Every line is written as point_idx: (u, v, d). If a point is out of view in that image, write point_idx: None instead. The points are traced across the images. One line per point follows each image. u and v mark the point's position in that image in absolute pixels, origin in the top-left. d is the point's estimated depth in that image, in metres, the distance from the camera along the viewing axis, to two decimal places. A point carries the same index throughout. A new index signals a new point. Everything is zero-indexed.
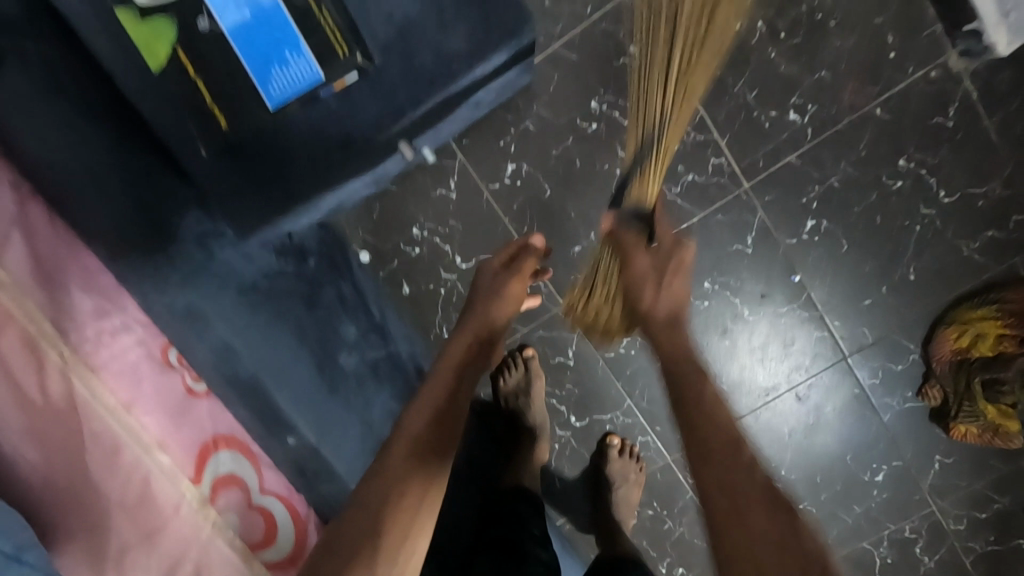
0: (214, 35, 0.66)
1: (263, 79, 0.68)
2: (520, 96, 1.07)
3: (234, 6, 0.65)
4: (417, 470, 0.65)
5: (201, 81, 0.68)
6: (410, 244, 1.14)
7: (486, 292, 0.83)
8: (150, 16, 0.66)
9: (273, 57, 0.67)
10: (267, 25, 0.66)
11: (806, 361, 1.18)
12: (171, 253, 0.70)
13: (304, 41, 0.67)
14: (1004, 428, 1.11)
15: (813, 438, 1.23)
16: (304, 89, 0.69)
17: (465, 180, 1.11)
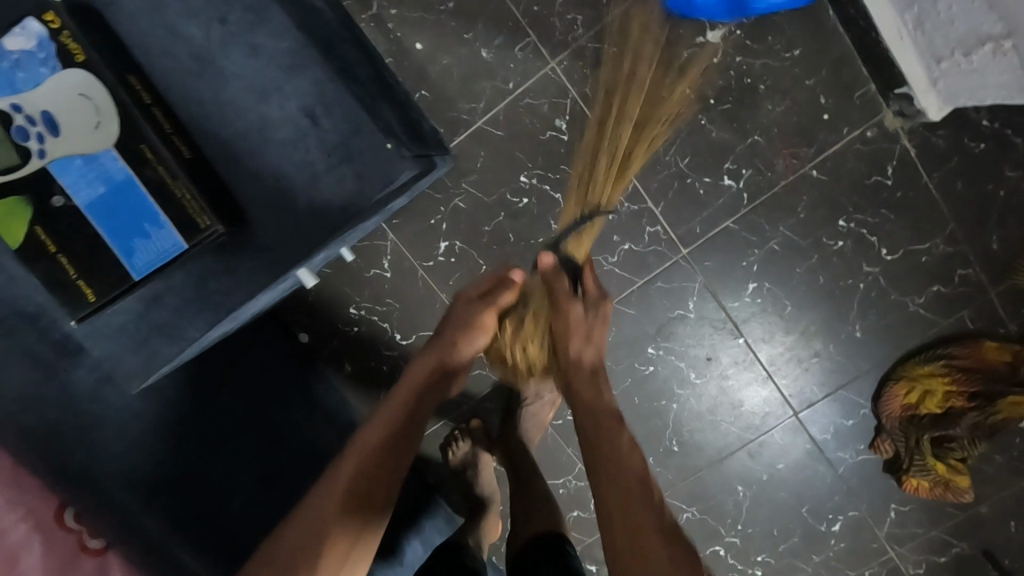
0: (65, 209, 0.70)
1: (126, 252, 0.71)
2: (448, 174, 1.05)
3: (86, 182, 0.71)
4: (352, 516, 0.68)
5: (65, 258, 0.71)
6: (348, 324, 1.12)
7: (460, 318, 0.86)
8: (1, 199, 0.70)
9: (131, 232, 0.71)
10: (122, 197, 0.71)
11: (755, 420, 1.17)
12: (61, 421, 0.70)
13: (165, 215, 0.71)
14: (954, 482, 1.11)
15: (768, 493, 1.22)
16: (169, 258, 0.72)
17: (398, 259, 1.09)
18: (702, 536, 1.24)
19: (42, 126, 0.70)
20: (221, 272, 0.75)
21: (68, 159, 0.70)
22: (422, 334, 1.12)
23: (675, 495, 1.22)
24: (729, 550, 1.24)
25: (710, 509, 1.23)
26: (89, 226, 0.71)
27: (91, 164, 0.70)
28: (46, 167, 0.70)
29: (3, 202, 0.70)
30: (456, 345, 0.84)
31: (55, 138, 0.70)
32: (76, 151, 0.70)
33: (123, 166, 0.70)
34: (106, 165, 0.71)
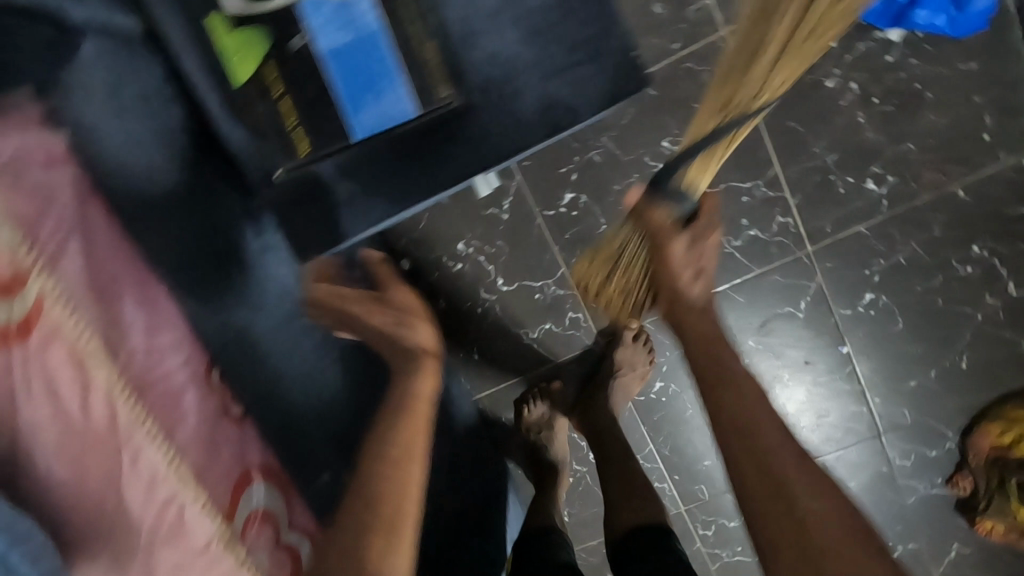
0: (307, 52, 0.65)
1: (353, 107, 0.66)
2: (590, 126, 1.03)
3: (334, 27, 0.64)
4: (406, 481, 0.61)
5: (286, 104, 0.66)
6: (453, 259, 1.10)
7: (367, 323, 0.71)
8: (243, 24, 0.64)
9: (367, 87, 0.66)
10: (367, 50, 0.65)
11: (837, 434, 1.15)
12: (216, 277, 0.65)
13: (404, 77, 0.66)
14: None
15: None
16: (394, 124, 0.67)
17: (519, 202, 1.08)
18: None
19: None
20: (391, 158, 0.67)
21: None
22: (524, 282, 1.11)
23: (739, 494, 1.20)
24: None
25: None
26: (322, 74, 0.65)
27: (345, 8, 0.64)
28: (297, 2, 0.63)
29: (245, 31, 0.64)
30: (387, 342, 0.72)
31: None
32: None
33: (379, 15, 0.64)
34: (361, 12, 0.64)
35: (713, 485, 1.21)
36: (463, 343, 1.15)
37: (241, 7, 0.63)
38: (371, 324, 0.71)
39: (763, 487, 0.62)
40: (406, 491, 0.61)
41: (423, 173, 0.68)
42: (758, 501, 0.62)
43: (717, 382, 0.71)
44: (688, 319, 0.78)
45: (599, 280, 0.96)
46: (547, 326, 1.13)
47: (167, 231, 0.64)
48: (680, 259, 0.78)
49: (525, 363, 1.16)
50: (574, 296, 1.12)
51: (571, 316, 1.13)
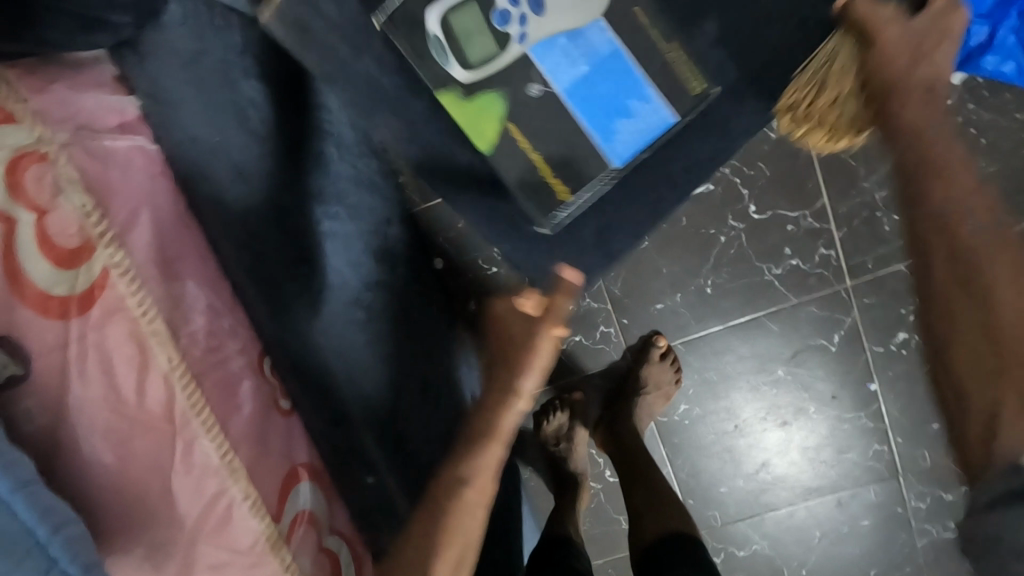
0: (548, 94, 0.71)
1: (608, 135, 0.72)
2: None
3: (568, 63, 0.71)
4: (464, 506, 0.62)
5: (538, 156, 0.73)
6: (489, 262, 1.08)
7: (510, 334, 0.64)
8: (476, 92, 0.71)
9: (617, 109, 0.72)
10: (608, 70, 0.71)
11: (856, 472, 1.15)
12: (279, 260, 0.63)
13: (652, 89, 0.72)
14: None
15: (841, 546, 1.19)
16: (657, 134, 0.73)
17: None
18: (762, 573, 1.21)
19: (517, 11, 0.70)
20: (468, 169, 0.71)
21: (553, 39, 0.70)
22: None
23: (752, 524, 1.20)
24: None
25: (781, 546, 1.20)
26: (568, 109, 0.72)
27: (578, 40, 0.70)
28: (528, 53, 0.71)
29: (484, 98, 0.71)
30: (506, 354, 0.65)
31: (537, 19, 0.70)
32: (562, 29, 0.70)
33: (609, 37, 0.71)
34: (593, 39, 0.70)
35: (728, 514, 1.19)
36: None
37: (470, 76, 0.71)
38: (504, 331, 0.65)
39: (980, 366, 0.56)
40: (469, 522, 0.63)
41: None
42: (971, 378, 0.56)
43: (927, 190, 0.60)
44: (915, 148, 0.62)
45: (807, 98, 0.75)
46: (576, 339, 1.12)
47: (232, 205, 0.63)
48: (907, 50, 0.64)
49: (552, 374, 1.14)
50: (608, 310, 1.11)
51: (602, 330, 1.12)
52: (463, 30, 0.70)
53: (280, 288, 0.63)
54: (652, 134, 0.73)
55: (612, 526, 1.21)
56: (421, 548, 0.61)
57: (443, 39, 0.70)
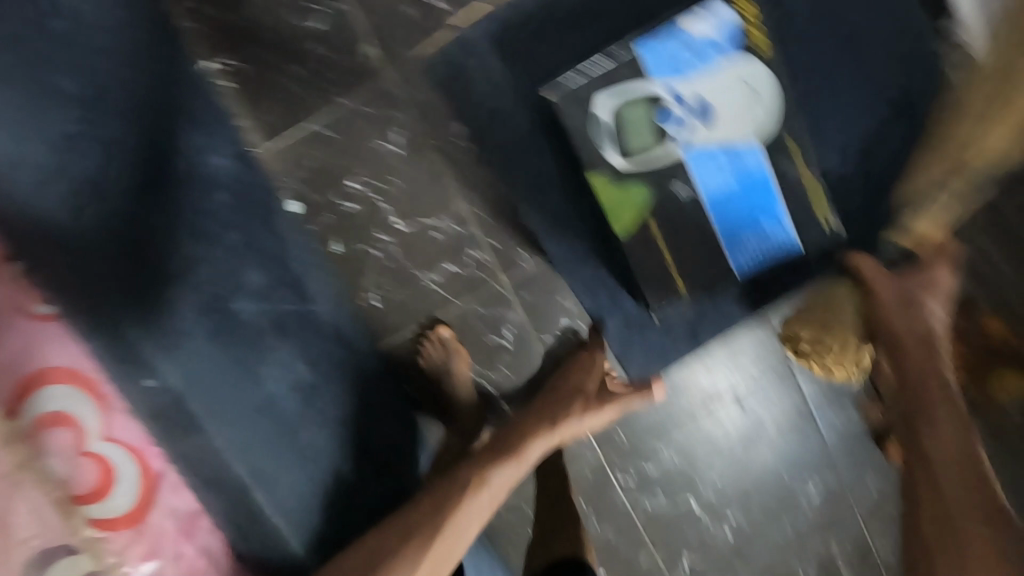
0: (622, 153, 0.87)
1: (737, 244, 0.89)
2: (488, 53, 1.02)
3: (717, 171, 0.87)
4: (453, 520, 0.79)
5: (654, 227, 0.87)
6: (345, 198, 1.05)
7: (555, 408, 0.97)
8: (633, 177, 0.86)
9: (750, 225, 0.89)
10: (759, 191, 0.88)
11: (749, 365, 1.15)
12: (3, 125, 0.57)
13: (783, 213, 0.90)
14: None
15: (750, 448, 1.17)
16: (783, 251, 0.92)
17: (414, 135, 1.04)
18: (678, 487, 1.18)
19: (691, 118, 0.87)
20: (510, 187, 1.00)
21: (712, 153, 0.87)
22: (421, 221, 1.06)
23: (657, 438, 1.17)
24: (702, 504, 1.19)
25: (690, 458, 1.17)
26: (706, 212, 0.87)
27: (732, 157, 0.87)
28: (682, 154, 0.86)
29: (631, 180, 0.87)
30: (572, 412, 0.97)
31: (705, 129, 0.87)
32: (721, 146, 0.87)
33: (763, 164, 0.87)
34: (749, 162, 0.87)
35: (633, 430, 1.17)
36: (361, 290, 1.08)
37: (626, 165, 0.86)
38: (565, 393, 0.99)
39: (943, 459, 0.78)
40: (469, 500, 0.83)
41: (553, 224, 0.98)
42: (938, 466, 0.77)
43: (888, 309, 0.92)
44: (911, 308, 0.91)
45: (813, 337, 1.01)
46: (448, 267, 1.08)
47: None
48: (889, 288, 0.93)
49: (428, 308, 1.10)
50: (475, 234, 1.07)
51: (472, 256, 1.08)
52: (632, 122, 0.86)
53: (18, 163, 0.57)
54: (772, 250, 0.91)
55: None
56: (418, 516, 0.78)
57: (611, 127, 0.86)
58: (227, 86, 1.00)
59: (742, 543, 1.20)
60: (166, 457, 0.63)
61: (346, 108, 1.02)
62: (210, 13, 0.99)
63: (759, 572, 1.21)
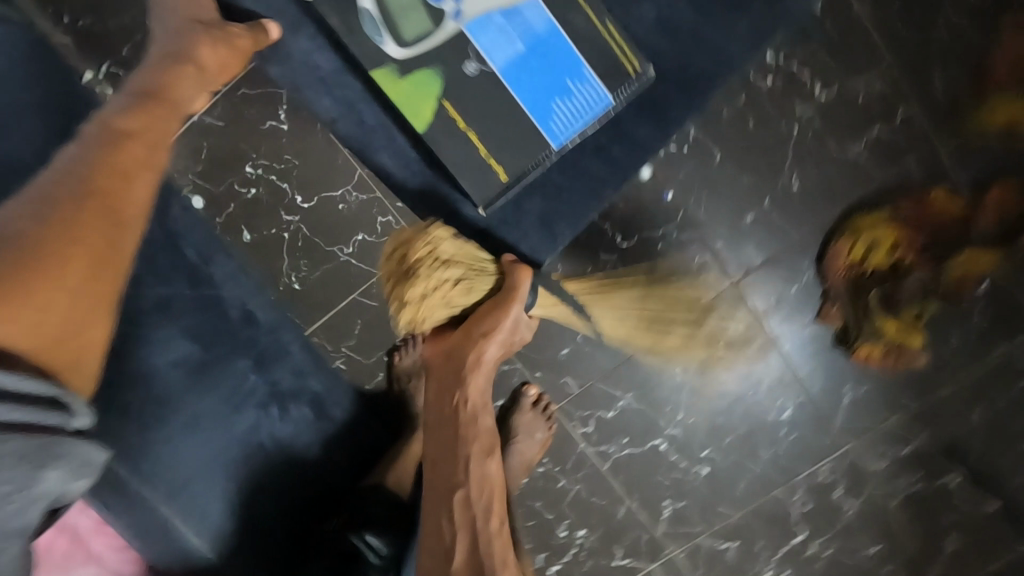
0: (400, 54, 0.78)
1: (546, 113, 0.81)
2: None
3: (505, 39, 0.79)
4: (114, 223, 0.61)
5: (474, 133, 0.80)
6: (245, 185, 1.04)
7: (157, 65, 0.77)
8: (412, 70, 0.78)
9: (556, 90, 0.81)
10: (547, 49, 0.80)
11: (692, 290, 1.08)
12: None
13: (586, 68, 0.81)
14: (905, 345, 1.05)
15: (708, 374, 1.13)
16: (593, 110, 0.83)
17: (297, 108, 1.03)
18: (640, 429, 1.15)
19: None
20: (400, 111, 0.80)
21: (487, 19, 0.79)
22: (323, 194, 1.05)
23: (612, 382, 1.13)
24: (671, 443, 1.15)
25: (651, 396, 1.14)
26: (504, 86, 0.80)
27: (513, 19, 0.79)
28: (463, 28, 0.78)
29: (415, 71, 0.78)
30: (173, 106, 0.75)
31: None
32: (496, 8, 0.79)
33: (547, 17, 0.79)
34: (529, 19, 0.79)
35: (585, 376, 1.13)
36: (280, 274, 1.07)
37: (403, 51, 0.78)
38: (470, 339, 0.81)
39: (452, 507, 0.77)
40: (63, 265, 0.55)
41: (380, 130, 0.83)
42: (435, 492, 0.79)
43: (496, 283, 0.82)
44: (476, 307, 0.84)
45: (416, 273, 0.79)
46: (361, 238, 1.07)
47: None
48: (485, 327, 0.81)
49: (351, 283, 1.08)
50: (378, 198, 1.06)
51: (382, 222, 1.06)
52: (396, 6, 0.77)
53: None
54: (587, 114, 0.83)
55: None
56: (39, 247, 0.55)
57: (377, 16, 0.77)
58: (107, 93, 1.00)
59: (724, 477, 1.17)
60: None
61: (226, 94, 1.02)
62: (75, 22, 0.99)
63: (745, 502, 1.17)
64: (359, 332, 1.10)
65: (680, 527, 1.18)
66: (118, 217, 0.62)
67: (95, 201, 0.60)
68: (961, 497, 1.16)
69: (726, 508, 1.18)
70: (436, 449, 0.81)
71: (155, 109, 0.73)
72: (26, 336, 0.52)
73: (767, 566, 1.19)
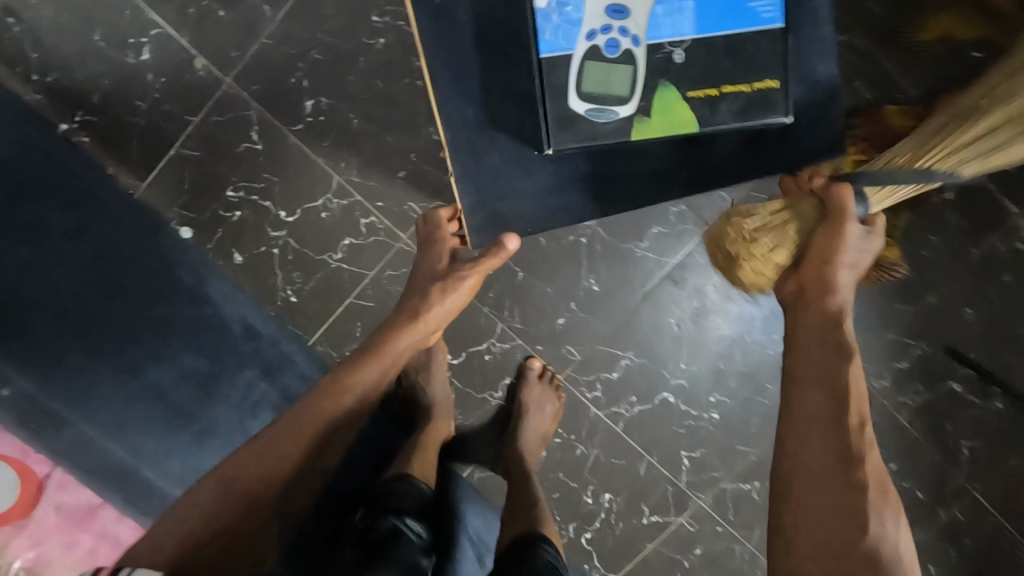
0: (603, 115, 0.77)
1: (754, 13, 0.77)
2: (307, 27, 1.04)
3: (672, 19, 0.77)
4: (319, 431, 0.81)
5: (732, 83, 0.77)
6: (229, 208, 1.07)
7: (415, 285, 0.88)
8: (656, 96, 0.78)
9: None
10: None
11: (670, 241, 1.13)
12: None
13: None
14: (885, 261, 1.06)
15: (703, 321, 1.16)
16: None
17: (267, 126, 1.06)
18: (645, 385, 1.17)
19: (619, 21, 0.77)
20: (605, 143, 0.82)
21: (652, 17, 0.77)
22: (305, 206, 1.08)
23: (613, 343, 1.16)
24: (679, 393, 1.18)
25: (652, 351, 1.16)
26: (716, 36, 0.77)
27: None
28: (648, 42, 0.77)
29: (652, 97, 0.78)
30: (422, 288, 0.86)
31: (629, 19, 0.77)
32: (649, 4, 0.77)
33: None
34: None
35: (585, 342, 1.16)
36: (275, 290, 1.09)
37: (632, 103, 0.78)
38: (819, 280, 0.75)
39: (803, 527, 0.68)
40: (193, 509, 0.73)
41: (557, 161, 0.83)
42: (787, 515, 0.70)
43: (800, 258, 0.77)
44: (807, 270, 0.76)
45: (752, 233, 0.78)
46: (348, 242, 1.09)
47: None
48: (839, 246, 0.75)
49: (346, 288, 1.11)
50: (358, 200, 1.08)
51: (366, 223, 1.09)
52: (597, 75, 0.77)
53: None
54: None
55: (486, 408, 1.16)
56: (197, 502, 0.74)
57: (593, 102, 0.77)
58: (87, 142, 1.04)
59: (738, 419, 1.19)
60: (48, 466, 0.86)
61: (198, 125, 1.05)
62: (44, 78, 1.03)
63: (761, 439, 1.20)
64: (360, 335, 1.11)
65: (702, 475, 1.21)
66: (328, 432, 0.82)
67: (297, 428, 0.80)
68: (968, 399, 1.19)
69: (743, 448, 1.20)
70: (807, 482, 0.70)
71: (398, 333, 0.85)
72: (174, 534, 0.71)
73: None
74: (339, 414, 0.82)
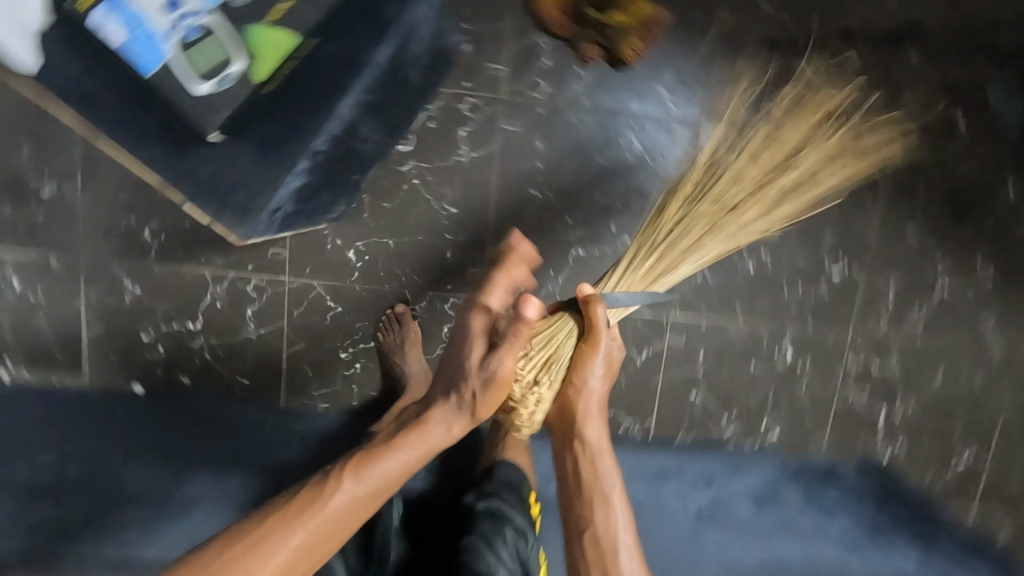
0: (226, 87, 0.76)
1: None
2: (97, 179, 1.16)
3: None
4: (307, 552, 0.77)
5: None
6: (153, 349, 1.23)
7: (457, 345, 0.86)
8: (257, 38, 0.76)
9: None
10: None
11: (485, 131, 1.18)
12: None
13: None
14: (648, 19, 1.14)
15: (560, 175, 1.20)
16: None
17: (133, 272, 1.20)
18: (552, 256, 1.24)
19: (177, 8, 0.74)
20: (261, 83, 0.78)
21: None
22: (201, 308, 1.22)
23: (503, 242, 1.22)
24: (583, 244, 1.23)
25: (536, 229, 1.23)
26: None
27: None
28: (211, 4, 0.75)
29: (246, 41, 0.76)
30: (443, 378, 0.87)
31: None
32: None
33: None
34: None
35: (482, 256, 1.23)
36: (229, 383, 1.24)
37: (241, 56, 0.76)
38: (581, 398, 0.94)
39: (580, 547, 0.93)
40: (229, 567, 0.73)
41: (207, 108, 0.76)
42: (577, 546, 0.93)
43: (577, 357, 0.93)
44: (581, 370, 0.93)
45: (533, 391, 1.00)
46: (251, 312, 1.22)
47: None
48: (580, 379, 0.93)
49: (276, 346, 1.24)
50: (235, 275, 1.21)
51: (253, 289, 1.22)
52: (197, 60, 0.75)
53: None
54: None
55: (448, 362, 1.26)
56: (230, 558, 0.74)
57: (213, 81, 0.76)
58: (26, 373, 1.22)
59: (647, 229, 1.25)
60: None
61: (87, 307, 1.21)
62: None
63: None
64: (312, 372, 1.25)
65: None
66: (333, 528, 0.78)
67: (305, 513, 0.77)
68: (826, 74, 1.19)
69: None
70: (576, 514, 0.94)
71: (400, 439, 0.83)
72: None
73: (745, 258, 1.27)
74: (346, 532, 0.80)
